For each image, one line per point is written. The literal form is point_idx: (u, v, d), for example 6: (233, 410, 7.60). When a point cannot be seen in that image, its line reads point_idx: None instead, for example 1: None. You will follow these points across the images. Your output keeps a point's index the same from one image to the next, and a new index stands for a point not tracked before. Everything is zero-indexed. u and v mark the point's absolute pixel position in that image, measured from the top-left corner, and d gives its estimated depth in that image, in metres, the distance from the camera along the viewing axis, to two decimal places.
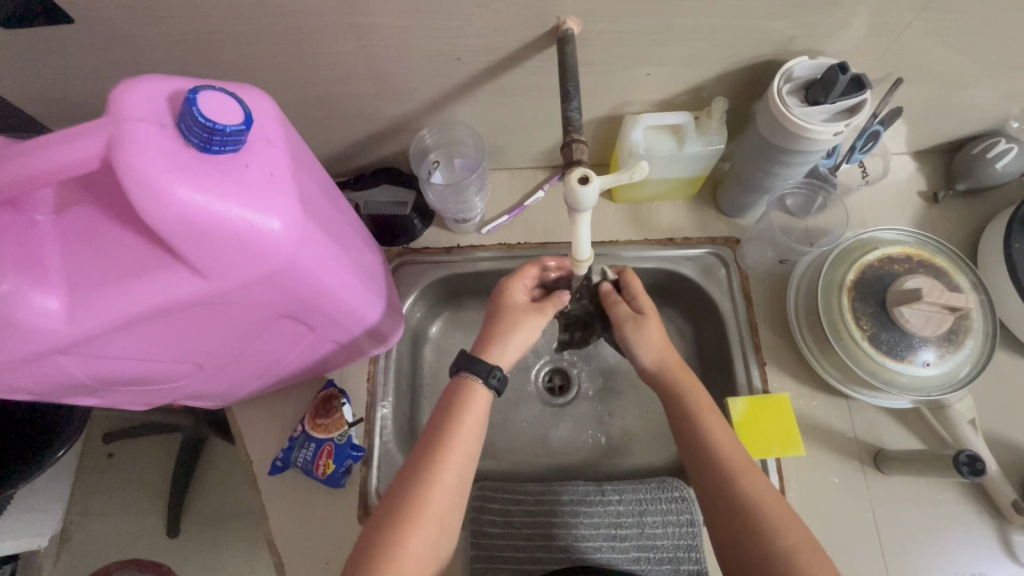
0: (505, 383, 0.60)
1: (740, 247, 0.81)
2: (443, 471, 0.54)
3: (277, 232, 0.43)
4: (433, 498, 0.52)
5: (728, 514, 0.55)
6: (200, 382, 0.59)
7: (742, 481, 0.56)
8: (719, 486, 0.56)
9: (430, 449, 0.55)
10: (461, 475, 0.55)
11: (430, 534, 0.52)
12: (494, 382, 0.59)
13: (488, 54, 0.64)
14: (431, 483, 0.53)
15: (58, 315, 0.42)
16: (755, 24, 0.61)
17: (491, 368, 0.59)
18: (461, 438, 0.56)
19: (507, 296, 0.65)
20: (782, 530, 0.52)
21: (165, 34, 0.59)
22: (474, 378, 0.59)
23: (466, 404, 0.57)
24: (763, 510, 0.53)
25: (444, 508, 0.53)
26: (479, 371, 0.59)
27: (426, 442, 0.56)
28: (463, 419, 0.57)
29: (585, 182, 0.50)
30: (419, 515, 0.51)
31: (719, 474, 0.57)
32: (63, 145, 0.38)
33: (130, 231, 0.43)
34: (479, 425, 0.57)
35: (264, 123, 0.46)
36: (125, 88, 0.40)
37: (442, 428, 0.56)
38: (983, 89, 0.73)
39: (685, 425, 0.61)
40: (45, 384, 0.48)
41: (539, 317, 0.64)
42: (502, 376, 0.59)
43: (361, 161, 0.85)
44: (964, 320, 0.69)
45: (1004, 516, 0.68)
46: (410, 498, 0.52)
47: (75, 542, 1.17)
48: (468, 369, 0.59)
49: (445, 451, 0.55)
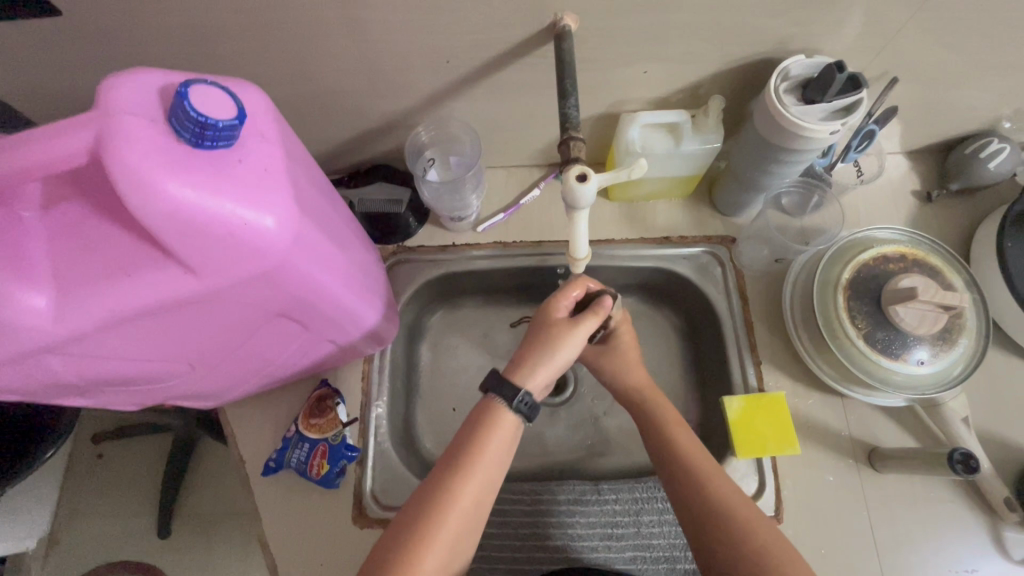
0: (534, 409, 0.57)
1: (736, 246, 0.81)
2: (472, 476, 0.53)
3: (271, 229, 0.43)
4: (461, 500, 0.51)
5: (703, 514, 0.54)
6: (191, 382, 0.58)
7: (711, 481, 0.56)
8: (694, 492, 0.56)
9: (462, 452, 0.54)
10: (489, 485, 0.54)
11: (453, 537, 0.51)
12: (523, 407, 0.56)
13: (483, 50, 0.64)
14: (462, 485, 0.52)
15: (46, 314, 0.41)
16: (753, 22, 0.61)
17: (519, 393, 0.56)
18: (489, 456, 0.54)
19: (546, 318, 0.62)
20: (754, 530, 0.52)
21: (157, 27, 0.58)
22: (501, 402, 0.56)
23: (494, 425, 0.55)
24: (736, 510, 0.53)
25: (469, 513, 0.52)
26: (508, 397, 0.56)
27: (460, 443, 0.55)
28: (490, 436, 0.55)
29: (583, 180, 0.52)
30: (448, 514, 0.51)
31: (692, 479, 0.57)
32: (51, 140, 0.37)
33: (120, 228, 0.42)
34: (508, 444, 0.56)
35: (258, 119, 0.45)
36: (114, 80, 0.39)
37: (466, 444, 0.54)
38: (976, 89, 0.73)
39: (658, 431, 0.62)
40: (32, 384, 0.47)
41: (581, 331, 0.61)
42: (533, 402, 0.57)
43: (356, 158, 0.84)
44: (958, 319, 0.69)
45: (997, 513, 0.68)
46: (441, 496, 0.51)
47: (63, 544, 1.16)
48: (498, 393, 0.56)
49: (476, 457, 0.53)
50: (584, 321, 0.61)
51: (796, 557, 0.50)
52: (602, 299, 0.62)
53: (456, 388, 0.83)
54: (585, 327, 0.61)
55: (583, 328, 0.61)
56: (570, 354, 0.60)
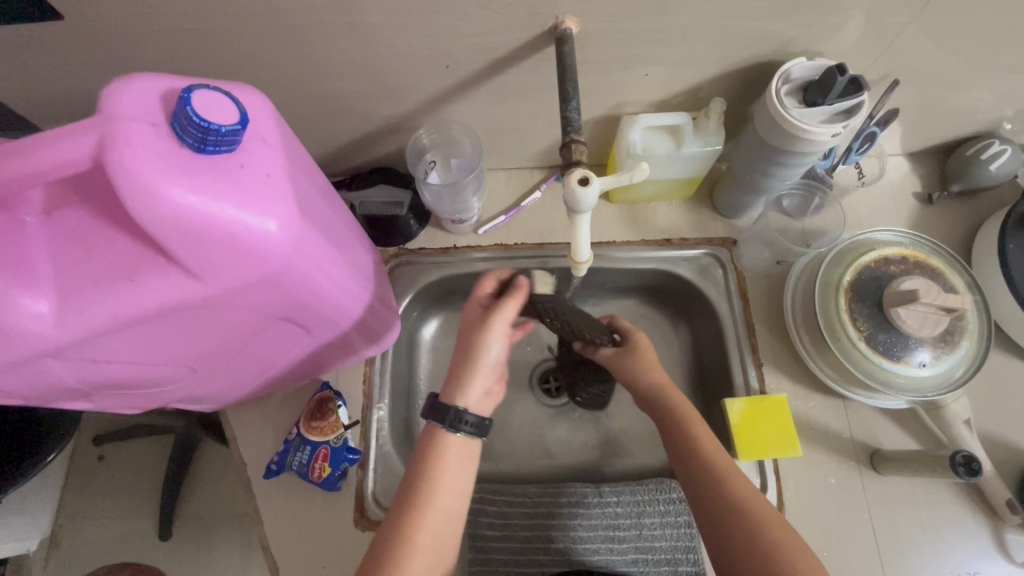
0: (478, 426, 0.55)
1: (738, 247, 0.81)
2: (443, 472, 0.54)
3: (273, 234, 0.43)
4: (420, 532, 0.51)
5: (719, 507, 0.55)
6: (193, 385, 0.58)
7: (728, 475, 0.56)
8: (713, 489, 0.56)
9: (430, 452, 0.55)
10: (462, 480, 0.55)
11: (436, 532, 0.52)
12: (468, 427, 0.54)
13: (483, 53, 0.64)
14: (433, 481, 0.53)
15: (48, 319, 0.41)
16: (754, 25, 0.61)
17: (458, 415, 0.53)
18: (440, 492, 0.53)
19: (466, 321, 0.58)
20: (772, 528, 0.52)
21: (158, 31, 0.58)
22: (444, 428, 0.54)
23: (441, 459, 0.54)
24: (754, 507, 0.54)
25: (447, 508, 0.53)
26: (448, 423, 0.54)
27: (427, 442, 0.55)
28: (439, 473, 0.54)
29: (585, 183, 0.52)
30: (426, 509, 0.52)
31: (709, 476, 0.57)
32: (54, 145, 0.37)
33: (121, 232, 0.42)
34: (460, 475, 0.54)
35: (260, 123, 0.45)
36: (117, 85, 0.39)
37: (414, 484, 0.53)
38: (977, 91, 0.73)
39: (675, 423, 0.62)
40: (34, 389, 0.47)
41: (500, 322, 0.56)
42: (476, 419, 0.55)
43: (356, 160, 0.84)
44: (959, 320, 0.69)
45: (999, 514, 0.68)
46: (419, 493, 0.53)
47: (65, 546, 1.16)
48: (436, 418, 0.54)
49: (444, 453, 0.54)
50: (498, 310, 0.56)
51: (806, 555, 0.50)
52: (516, 281, 0.59)
53: None
54: (499, 318, 0.56)
55: (497, 321, 0.56)
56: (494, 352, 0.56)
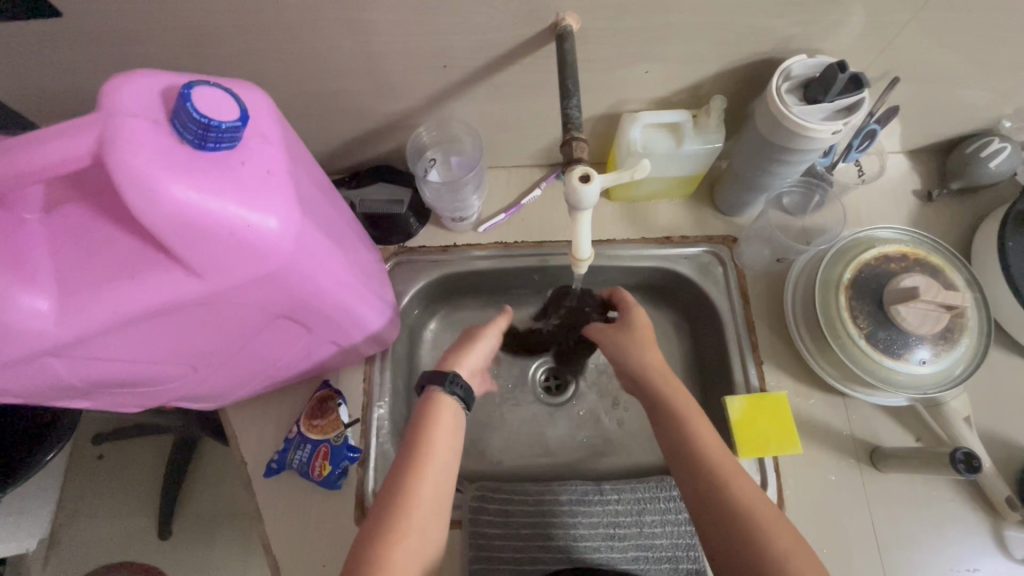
0: (467, 396, 0.62)
1: (737, 246, 0.81)
2: (438, 425, 0.58)
3: (274, 230, 0.43)
4: (421, 484, 0.53)
5: (724, 516, 0.53)
6: (193, 384, 0.58)
7: (732, 481, 0.54)
8: (709, 491, 0.54)
9: (426, 410, 0.59)
10: (454, 436, 0.58)
11: (437, 484, 0.54)
12: (457, 390, 0.61)
13: (484, 51, 0.64)
14: (431, 434, 0.57)
15: (48, 317, 0.41)
16: (754, 22, 0.61)
17: (451, 376, 0.61)
18: (438, 448, 0.56)
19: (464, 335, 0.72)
20: (771, 528, 0.50)
21: (158, 28, 0.57)
22: (437, 389, 0.60)
23: (435, 414, 0.58)
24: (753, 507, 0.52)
25: (445, 462, 0.56)
26: (441, 382, 0.61)
27: (423, 402, 0.60)
28: (435, 430, 0.57)
29: (586, 181, 0.52)
30: (426, 461, 0.54)
31: (705, 474, 0.55)
32: (54, 142, 0.37)
33: (121, 230, 0.42)
34: (453, 434, 0.58)
35: (260, 121, 0.45)
36: (118, 82, 0.39)
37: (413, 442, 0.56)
38: (977, 89, 0.73)
39: (675, 421, 0.60)
40: (34, 387, 0.47)
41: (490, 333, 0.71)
42: (466, 386, 0.62)
43: (356, 158, 0.84)
44: (960, 318, 0.70)
45: (999, 512, 0.68)
46: (418, 447, 0.55)
47: (64, 545, 1.16)
48: (431, 383, 0.61)
49: (439, 409, 0.59)
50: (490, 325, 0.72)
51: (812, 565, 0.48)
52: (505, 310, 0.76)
53: None
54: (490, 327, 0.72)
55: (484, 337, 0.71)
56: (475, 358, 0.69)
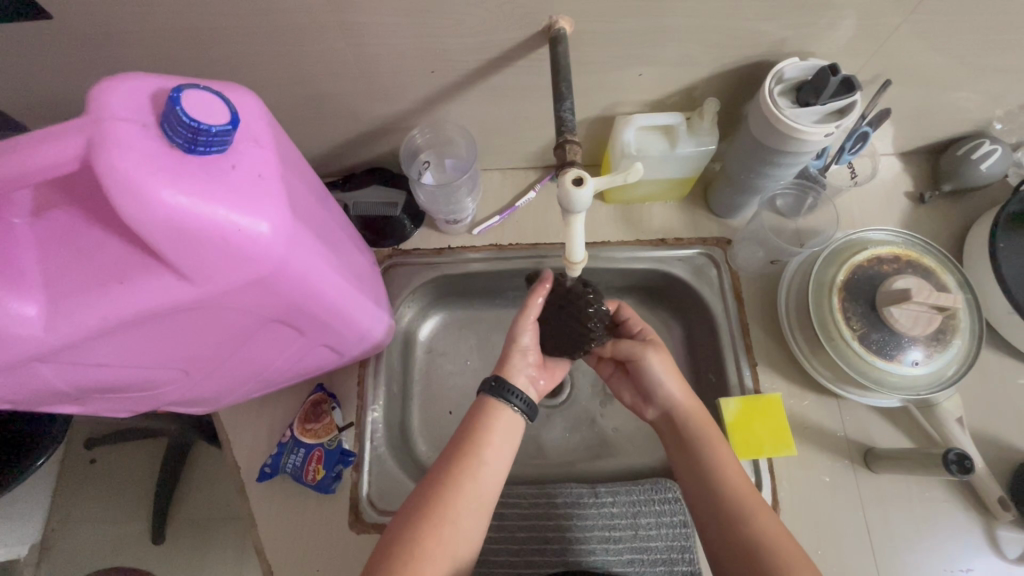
0: (528, 405, 0.60)
1: (732, 247, 0.81)
2: (494, 430, 0.57)
3: (266, 235, 0.42)
4: (467, 475, 0.54)
5: (745, 547, 0.53)
6: (185, 389, 0.58)
7: (753, 512, 0.55)
8: (731, 528, 0.54)
9: (479, 415, 0.58)
10: (508, 444, 0.58)
11: (479, 481, 0.54)
12: (518, 404, 0.59)
13: (478, 53, 0.63)
14: (484, 440, 0.56)
15: (37, 323, 0.41)
16: (746, 25, 0.61)
17: (508, 390, 0.59)
18: (492, 445, 0.56)
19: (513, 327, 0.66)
20: (794, 560, 0.51)
21: (149, 31, 0.57)
22: (495, 403, 0.59)
23: (494, 417, 0.58)
24: (775, 539, 0.52)
25: (495, 466, 0.56)
26: (503, 398, 0.59)
27: (478, 407, 0.59)
28: (491, 431, 0.57)
29: (579, 184, 0.52)
30: (477, 454, 0.55)
31: (729, 513, 0.55)
32: (41, 147, 0.37)
33: (112, 235, 0.42)
34: (510, 436, 0.58)
35: (251, 124, 0.45)
36: (106, 85, 0.39)
37: (469, 434, 0.57)
38: (969, 91, 0.74)
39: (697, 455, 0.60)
40: (23, 393, 0.47)
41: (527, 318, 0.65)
42: (526, 397, 0.60)
43: (350, 161, 0.84)
44: (951, 319, 0.70)
45: (991, 512, 0.68)
46: (467, 446, 0.55)
47: (56, 550, 1.15)
48: (490, 395, 0.59)
49: (494, 415, 0.58)
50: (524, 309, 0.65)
51: None
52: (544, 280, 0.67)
53: (454, 392, 0.83)
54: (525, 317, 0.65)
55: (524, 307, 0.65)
56: (526, 338, 0.65)
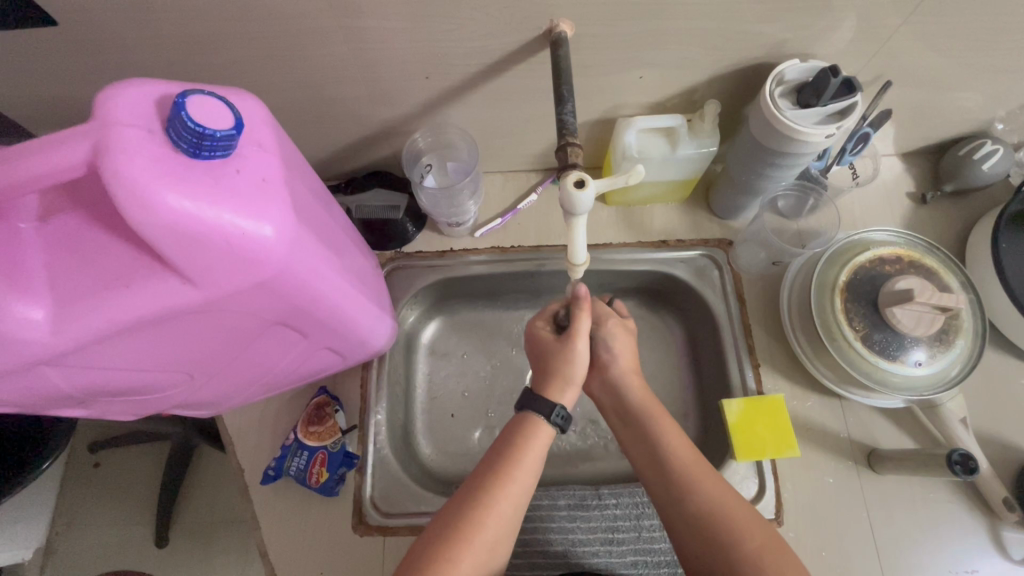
0: (558, 410, 0.59)
1: (733, 248, 0.82)
2: (526, 451, 0.56)
3: (270, 239, 0.43)
4: (501, 497, 0.53)
5: (701, 519, 0.54)
6: (191, 392, 0.58)
7: (703, 485, 0.56)
8: (684, 501, 0.56)
9: (518, 436, 0.57)
10: (540, 460, 0.57)
11: (515, 503, 0.54)
12: (558, 419, 0.59)
13: (480, 57, 0.64)
14: (519, 453, 0.56)
15: (43, 326, 0.41)
16: (747, 27, 0.61)
17: (554, 407, 0.58)
18: (523, 465, 0.55)
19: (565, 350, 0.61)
20: (748, 532, 0.52)
21: (154, 36, 0.58)
22: (537, 416, 0.58)
23: (528, 439, 0.57)
24: (726, 513, 0.54)
25: (527, 480, 0.55)
26: (543, 410, 0.58)
27: (517, 425, 0.58)
28: (525, 452, 0.56)
29: (581, 186, 0.52)
30: (509, 476, 0.54)
31: (679, 485, 0.56)
32: (49, 152, 0.37)
33: (117, 240, 0.42)
34: (539, 460, 0.56)
35: (255, 129, 0.45)
36: (112, 91, 0.39)
37: (502, 454, 0.56)
38: (970, 92, 0.74)
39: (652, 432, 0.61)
40: (29, 396, 0.47)
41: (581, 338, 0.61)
42: (566, 413, 0.59)
43: (352, 164, 0.84)
44: (955, 320, 0.70)
45: (995, 513, 0.68)
46: (503, 462, 0.55)
47: (60, 554, 1.15)
48: (531, 409, 0.59)
49: (538, 433, 0.58)
50: (580, 330, 0.61)
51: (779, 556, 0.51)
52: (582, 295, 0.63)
53: (456, 394, 0.83)
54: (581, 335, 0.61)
55: (579, 334, 0.61)
56: (581, 361, 0.61)
